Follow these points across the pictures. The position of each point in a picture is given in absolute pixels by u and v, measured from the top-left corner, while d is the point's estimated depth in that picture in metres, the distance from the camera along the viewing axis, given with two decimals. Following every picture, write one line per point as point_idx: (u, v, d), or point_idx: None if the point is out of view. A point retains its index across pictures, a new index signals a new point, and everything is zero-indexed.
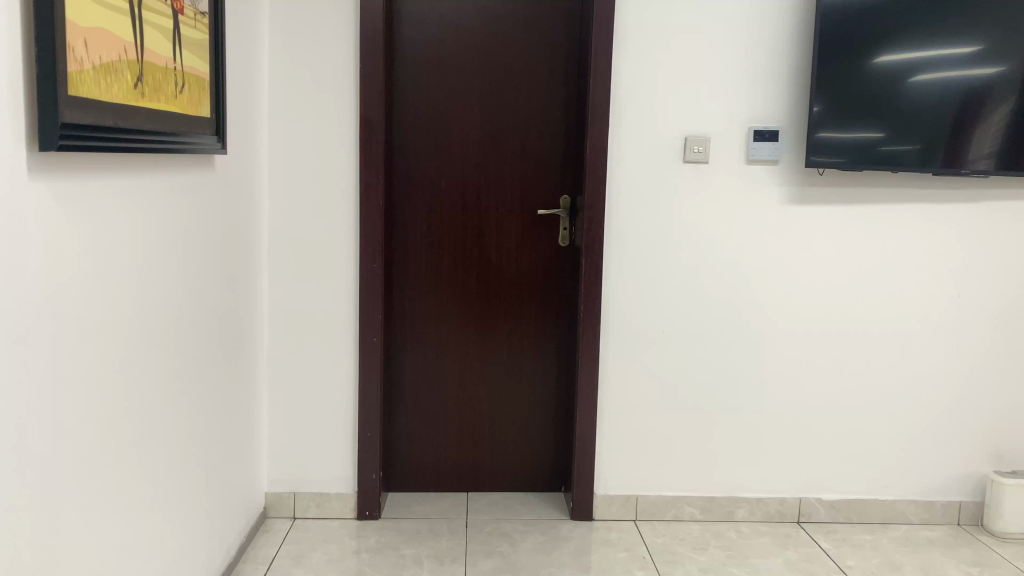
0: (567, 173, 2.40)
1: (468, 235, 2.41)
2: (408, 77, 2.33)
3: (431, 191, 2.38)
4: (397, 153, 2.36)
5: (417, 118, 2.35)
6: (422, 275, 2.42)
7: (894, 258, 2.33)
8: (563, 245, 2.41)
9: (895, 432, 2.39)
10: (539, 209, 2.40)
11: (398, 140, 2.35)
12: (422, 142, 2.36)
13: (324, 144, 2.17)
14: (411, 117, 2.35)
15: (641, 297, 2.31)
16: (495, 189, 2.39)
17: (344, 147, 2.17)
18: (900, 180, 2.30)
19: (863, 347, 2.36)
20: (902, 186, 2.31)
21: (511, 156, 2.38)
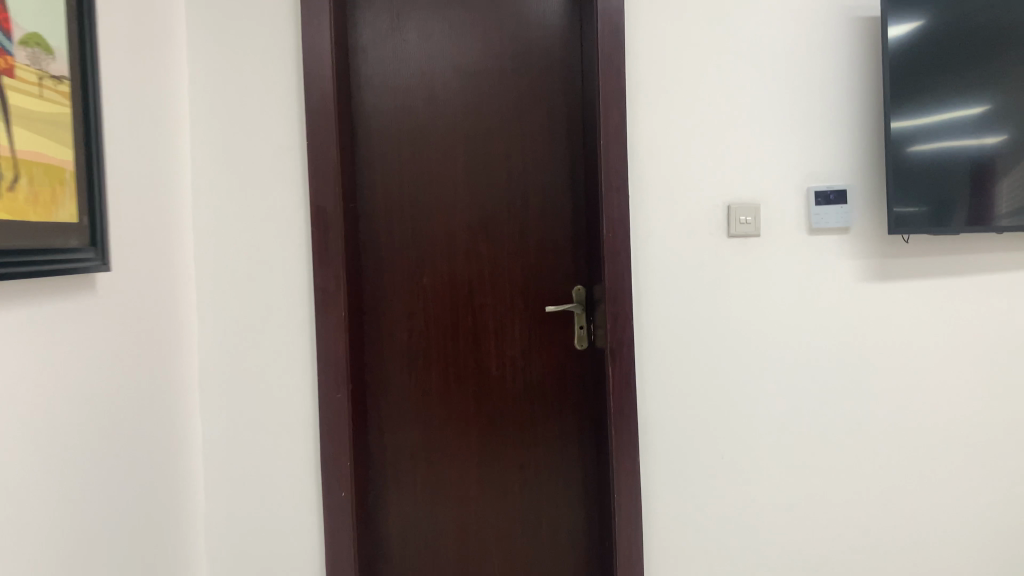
0: (579, 260, 1.92)
1: (459, 345, 1.91)
2: (373, 156, 1.88)
3: (410, 295, 1.90)
4: (364, 250, 1.89)
5: (388, 206, 1.88)
6: (406, 400, 1.91)
7: (989, 327, 1.88)
8: (580, 348, 1.91)
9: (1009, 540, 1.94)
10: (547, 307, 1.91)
11: (364, 234, 1.88)
12: (396, 236, 1.89)
13: (269, 246, 1.71)
14: (380, 205, 1.88)
15: (686, 413, 1.80)
16: (489, 287, 1.91)
17: (295, 248, 1.71)
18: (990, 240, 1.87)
19: (965, 451, 1.90)
20: (990, 247, 1.88)
21: (507, 244, 1.90)
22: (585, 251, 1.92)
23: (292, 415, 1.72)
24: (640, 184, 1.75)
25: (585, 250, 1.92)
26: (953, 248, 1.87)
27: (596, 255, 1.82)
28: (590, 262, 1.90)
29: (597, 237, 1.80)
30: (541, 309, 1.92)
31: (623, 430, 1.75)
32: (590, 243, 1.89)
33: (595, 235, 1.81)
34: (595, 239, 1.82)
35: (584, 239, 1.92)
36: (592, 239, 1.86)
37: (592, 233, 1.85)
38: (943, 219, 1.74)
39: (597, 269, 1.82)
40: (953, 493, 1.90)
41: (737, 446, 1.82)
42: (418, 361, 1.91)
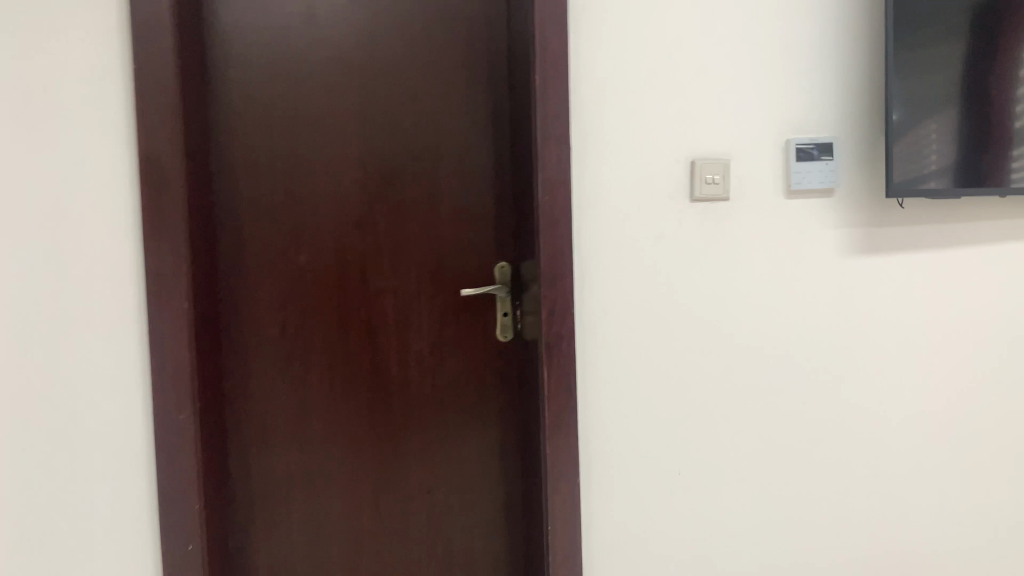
0: (501, 232, 1.55)
1: (347, 340, 1.51)
2: (235, 96, 1.43)
3: (287, 277, 1.48)
4: (222, 216, 1.45)
5: (253, 159, 1.45)
6: (279, 408, 1.51)
7: (977, 316, 1.62)
8: (502, 340, 1.54)
9: (985, 550, 1.71)
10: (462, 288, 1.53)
11: (220, 199, 1.44)
12: (263, 200, 1.46)
13: (82, 211, 1.25)
14: (242, 157, 1.44)
15: (639, 422, 1.44)
16: (387, 266, 1.50)
17: (119, 215, 1.26)
18: (983, 210, 1.61)
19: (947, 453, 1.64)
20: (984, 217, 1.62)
21: (410, 212, 1.50)
22: (511, 222, 1.55)
23: (120, 438, 1.28)
24: (585, 133, 1.36)
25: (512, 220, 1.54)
26: (944, 225, 1.59)
27: (527, 225, 1.44)
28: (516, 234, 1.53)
29: (528, 203, 1.42)
30: (455, 293, 1.53)
31: (560, 446, 1.38)
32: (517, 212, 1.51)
33: (525, 200, 1.43)
34: (525, 205, 1.44)
35: (510, 207, 1.55)
36: (521, 206, 1.48)
37: (521, 198, 1.47)
38: (913, 181, 1.46)
39: (527, 243, 1.45)
40: (930, 511, 1.65)
41: (701, 461, 1.48)
42: (295, 360, 1.51)
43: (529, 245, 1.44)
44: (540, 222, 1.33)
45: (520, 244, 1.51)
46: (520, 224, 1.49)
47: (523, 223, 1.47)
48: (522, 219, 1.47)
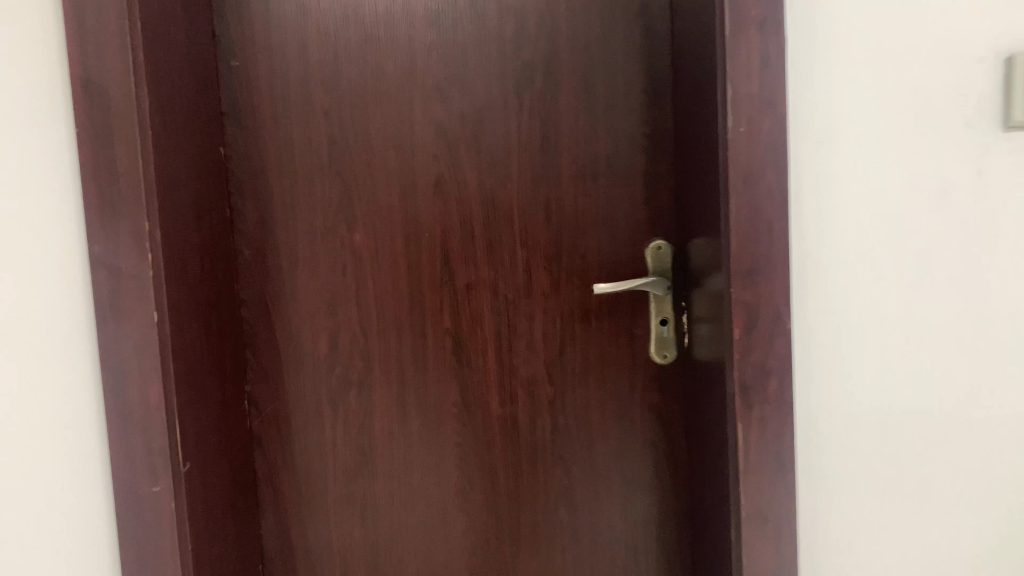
0: (658, 200, 1.00)
1: (425, 362, 1.02)
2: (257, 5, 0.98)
3: (336, 271, 1.01)
4: (244, 181, 1.01)
5: (283, 95, 1.00)
6: (331, 465, 1.03)
7: None
8: (660, 361, 1.01)
9: None
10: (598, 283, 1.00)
11: (236, 156, 1.01)
12: (299, 158, 1.01)
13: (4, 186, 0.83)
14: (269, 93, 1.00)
15: (888, 501, 0.89)
16: (481, 251, 1.01)
17: (53, 192, 0.83)
18: None
19: None
20: None
21: (512, 166, 1.00)
22: (675, 183, 1.00)
23: (66, 517, 0.87)
24: (803, 21, 0.81)
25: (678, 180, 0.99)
26: None
27: (703, 186, 0.89)
28: (684, 200, 0.98)
29: (705, 147, 0.87)
30: (586, 292, 1.01)
31: (766, 549, 0.83)
32: (685, 165, 0.96)
33: (701, 143, 0.88)
34: (702, 152, 0.88)
35: (673, 158, 0.99)
36: (692, 154, 0.92)
37: (692, 141, 0.92)
38: None
39: (705, 214, 0.90)
40: None
41: (1006, 559, 0.90)
42: (351, 396, 1.02)
43: (707, 217, 0.89)
44: (731, 175, 0.78)
45: (692, 217, 0.95)
46: (691, 184, 0.94)
47: (697, 184, 0.92)
48: (695, 177, 0.92)
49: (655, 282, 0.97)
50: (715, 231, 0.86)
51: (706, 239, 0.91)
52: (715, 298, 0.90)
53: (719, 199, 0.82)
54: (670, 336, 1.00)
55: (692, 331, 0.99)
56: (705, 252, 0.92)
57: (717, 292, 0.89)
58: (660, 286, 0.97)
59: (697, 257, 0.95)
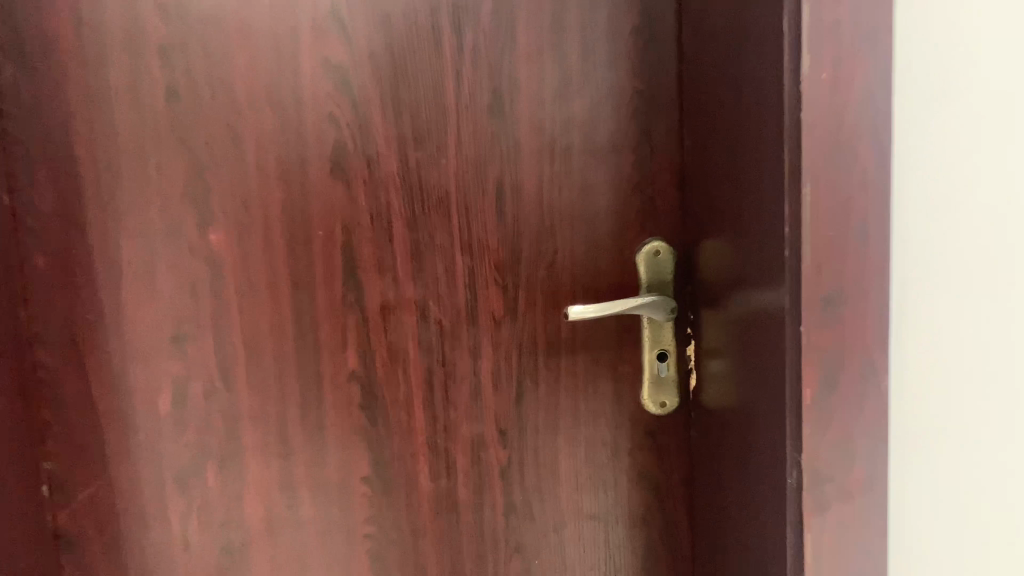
0: (655, 187, 0.71)
1: (321, 421, 0.71)
2: None
3: (185, 292, 0.68)
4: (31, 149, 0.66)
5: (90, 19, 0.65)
6: (184, 570, 0.72)
7: None
8: (656, 411, 0.72)
9: None
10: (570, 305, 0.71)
11: (16, 114, 0.65)
12: (119, 119, 0.66)
13: None
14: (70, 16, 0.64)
15: None
16: (402, 261, 0.70)
17: None
18: None
19: None
20: None
21: (446, 137, 0.69)
22: (680, 162, 0.71)
23: None
24: None
25: (686, 159, 0.70)
26: None
27: (735, 168, 0.60)
28: (694, 188, 0.69)
29: (743, 109, 0.58)
30: (552, 317, 0.72)
31: None
32: (700, 137, 0.66)
33: (735, 102, 0.59)
34: (734, 117, 0.59)
35: (678, 126, 0.70)
36: (714, 121, 0.63)
37: (715, 102, 0.63)
38: None
39: (734, 209, 0.61)
40: None
41: None
42: (211, 471, 0.70)
43: (737, 213, 0.61)
44: (806, 156, 0.49)
45: (708, 211, 0.67)
46: (710, 165, 0.65)
47: (721, 166, 0.63)
48: (718, 154, 0.63)
49: (653, 305, 0.68)
50: (757, 236, 0.57)
51: (729, 242, 0.63)
52: (743, 327, 0.62)
53: (776, 190, 0.53)
54: (671, 376, 0.72)
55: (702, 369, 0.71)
56: (724, 259, 0.64)
57: (745, 319, 0.61)
58: (661, 309, 0.68)
59: (713, 267, 0.67)
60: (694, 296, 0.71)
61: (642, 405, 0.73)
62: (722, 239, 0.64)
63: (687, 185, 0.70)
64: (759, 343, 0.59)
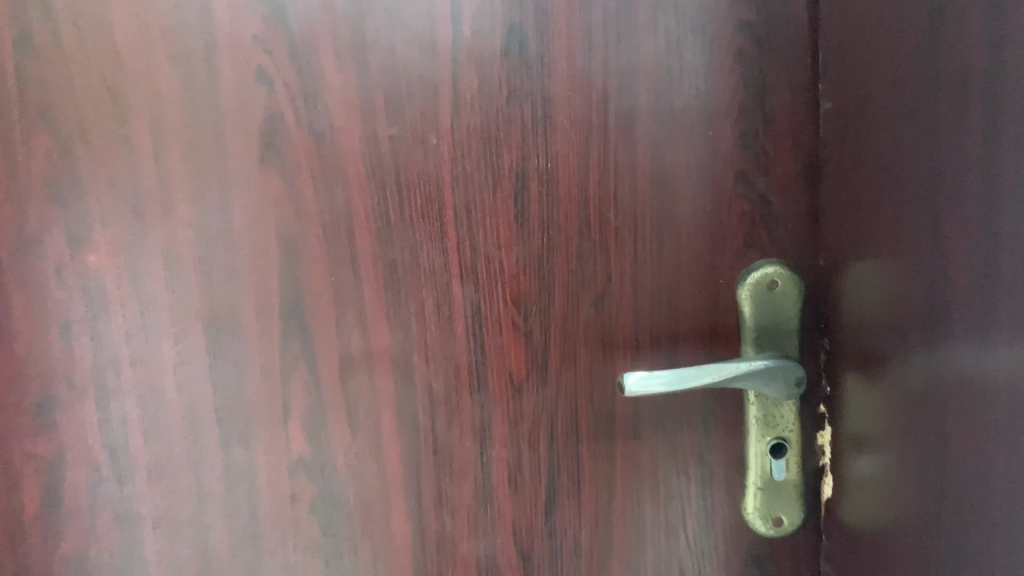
0: (770, 181, 0.44)
1: (254, 530, 0.48)
2: None
3: (52, 338, 0.46)
4: None
5: None
6: None
7: None
8: (765, 531, 0.48)
9: None
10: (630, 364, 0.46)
11: None
12: None
13: None
14: None
15: None
16: (372, 295, 0.46)
17: None
18: None
19: None
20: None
21: (438, 103, 0.43)
22: (815, 142, 0.43)
23: None
24: None
25: (824, 138, 0.43)
26: None
27: (917, 150, 0.33)
28: (839, 185, 0.42)
29: (943, 40, 0.31)
30: (602, 383, 0.47)
31: None
32: (851, 100, 0.39)
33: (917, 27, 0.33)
34: (921, 58, 0.33)
35: (812, 84, 0.43)
36: (876, 71, 0.37)
37: (881, 35, 0.36)
38: None
39: (912, 223, 0.34)
40: None
41: None
42: None
43: (918, 229, 0.34)
44: None
45: (863, 224, 0.40)
46: (866, 147, 0.38)
47: (889, 147, 0.36)
48: (881, 129, 0.37)
49: (768, 373, 0.43)
50: (969, 274, 0.31)
51: (896, 277, 0.37)
52: (914, 419, 0.36)
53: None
54: (790, 479, 0.48)
55: (843, 471, 0.45)
56: (886, 304, 0.38)
57: (920, 407, 0.36)
58: (779, 380, 0.44)
59: (868, 315, 0.41)
60: (831, 356, 0.45)
61: (747, 521, 0.49)
62: (886, 272, 0.38)
63: (823, 179, 0.43)
64: (953, 454, 0.34)
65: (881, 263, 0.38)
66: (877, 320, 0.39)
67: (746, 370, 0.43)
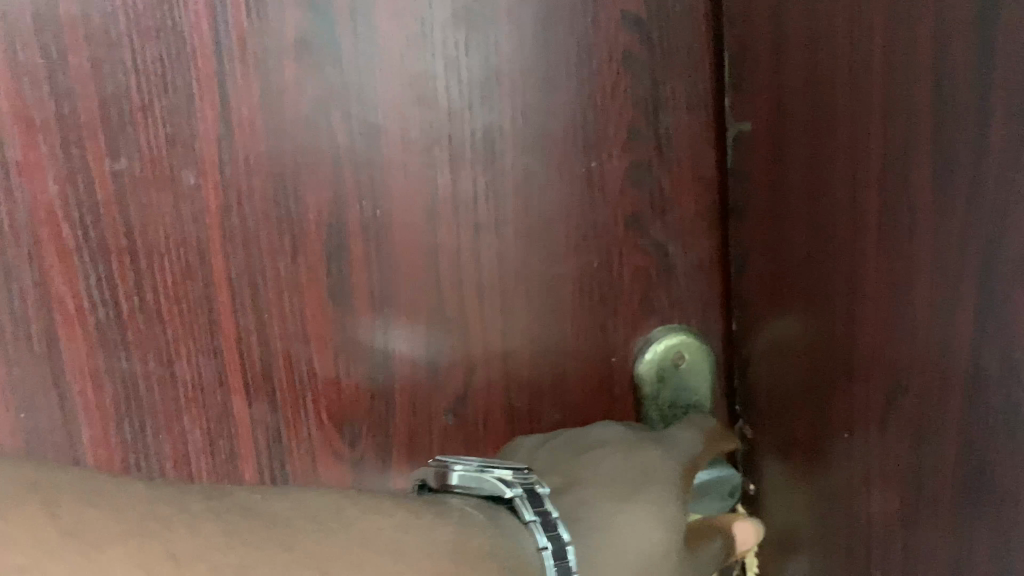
0: (668, 224, 0.34)
1: None
2: None
3: None
4: None
5: None
6: None
7: None
8: None
9: None
10: None
11: None
12: None
13: None
14: None
15: None
16: (94, 436, 0.28)
17: None
18: None
19: None
20: None
21: (192, 118, 0.27)
22: (725, 174, 0.33)
23: None
24: None
25: (734, 169, 0.33)
26: None
27: (883, 193, 0.24)
28: (757, 232, 0.32)
29: (908, 38, 0.22)
30: None
31: None
32: (773, 123, 0.29)
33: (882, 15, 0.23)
34: (884, 73, 0.23)
35: (718, 99, 0.33)
36: (814, 89, 0.27)
37: (818, 38, 0.26)
38: None
39: (879, 288, 0.25)
40: None
41: None
42: None
43: (883, 314, 0.25)
44: None
45: (792, 280, 0.30)
46: (797, 178, 0.29)
47: (839, 194, 0.26)
48: (826, 168, 0.27)
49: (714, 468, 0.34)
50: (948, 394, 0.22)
51: (842, 362, 0.27)
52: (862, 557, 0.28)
53: None
54: None
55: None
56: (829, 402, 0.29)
57: (870, 543, 0.27)
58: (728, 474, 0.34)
59: (801, 408, 0.31)
60: (750, 445, 0.35)
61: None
62: (824, 361, 0.29)
63: (734, 223, 0.33)
64: None
65: (815, 346, 0.29)
66: (814, 418, 0.30)
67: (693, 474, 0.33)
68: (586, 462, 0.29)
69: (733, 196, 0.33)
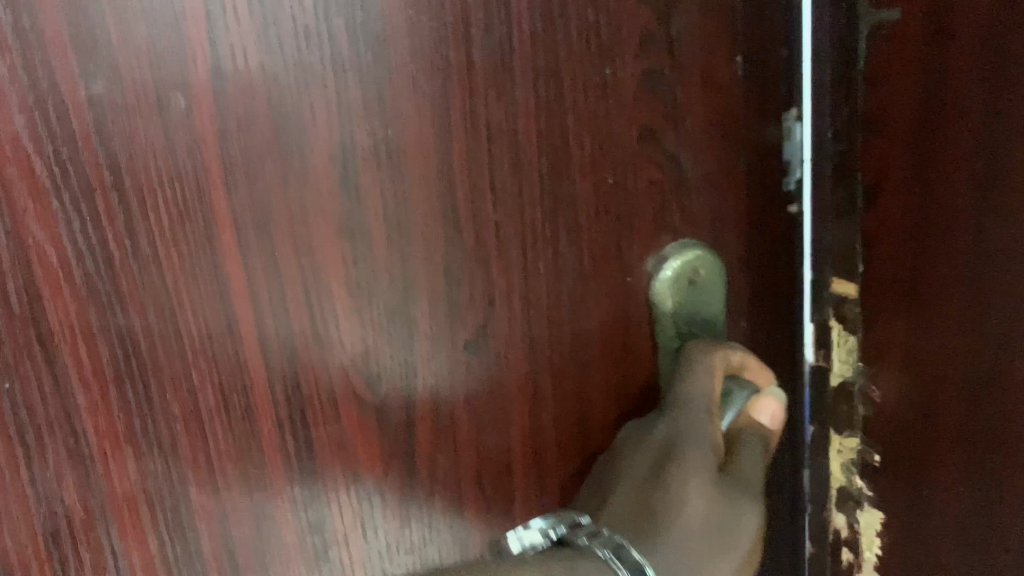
0: (681, 137, 0.32)
1: None
2: None
3: None
4: None
5: None
6: None
7: None
8: None
9: None
10: (526, 415, 0.32)
11: None
12: None
13: None
14: None
15: None
16: (92, 409, 0.24)
17: None
18: None
19: None
20: None
21: (179, 30, 0.23)
22: (842, 90, 0.34)
23: None
24: None
25: (859, 77, 0.34)
26: None
27: None
28: (866, 169, 0.35)
29: None
30: (490, 454, 0.31)
31: None
32: (927, 52, 0.31)
33: None
34: None
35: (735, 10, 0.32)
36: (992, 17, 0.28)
37: None
38: None
39: None
40: None
41: None
42: None
43: None
44: None
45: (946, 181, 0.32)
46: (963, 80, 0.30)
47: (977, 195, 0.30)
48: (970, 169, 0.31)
49: (748, 386, 0.34)
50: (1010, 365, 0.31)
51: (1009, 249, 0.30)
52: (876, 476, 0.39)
53: None
54: None
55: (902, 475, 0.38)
56: (909, 365, 0.36)
57: (892, 490, 0.39)
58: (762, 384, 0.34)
59: (872, 352, 0.37)
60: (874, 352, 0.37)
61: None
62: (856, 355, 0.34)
63: (863, 134, 0.34)
64: None
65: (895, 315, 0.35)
66: (885, 368, 0.37)
67: (729, 416, 0.34)
68: (620, 462, 0.33)
69: (860, 111, 0.34)
